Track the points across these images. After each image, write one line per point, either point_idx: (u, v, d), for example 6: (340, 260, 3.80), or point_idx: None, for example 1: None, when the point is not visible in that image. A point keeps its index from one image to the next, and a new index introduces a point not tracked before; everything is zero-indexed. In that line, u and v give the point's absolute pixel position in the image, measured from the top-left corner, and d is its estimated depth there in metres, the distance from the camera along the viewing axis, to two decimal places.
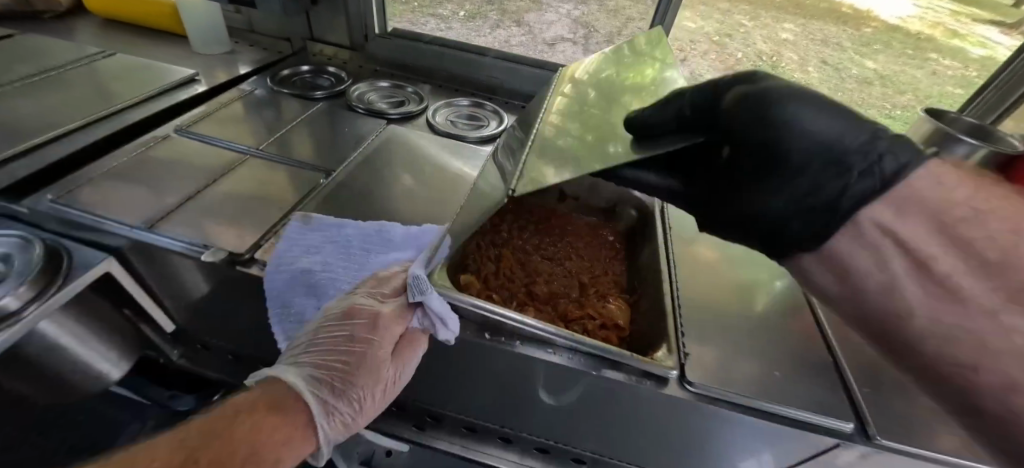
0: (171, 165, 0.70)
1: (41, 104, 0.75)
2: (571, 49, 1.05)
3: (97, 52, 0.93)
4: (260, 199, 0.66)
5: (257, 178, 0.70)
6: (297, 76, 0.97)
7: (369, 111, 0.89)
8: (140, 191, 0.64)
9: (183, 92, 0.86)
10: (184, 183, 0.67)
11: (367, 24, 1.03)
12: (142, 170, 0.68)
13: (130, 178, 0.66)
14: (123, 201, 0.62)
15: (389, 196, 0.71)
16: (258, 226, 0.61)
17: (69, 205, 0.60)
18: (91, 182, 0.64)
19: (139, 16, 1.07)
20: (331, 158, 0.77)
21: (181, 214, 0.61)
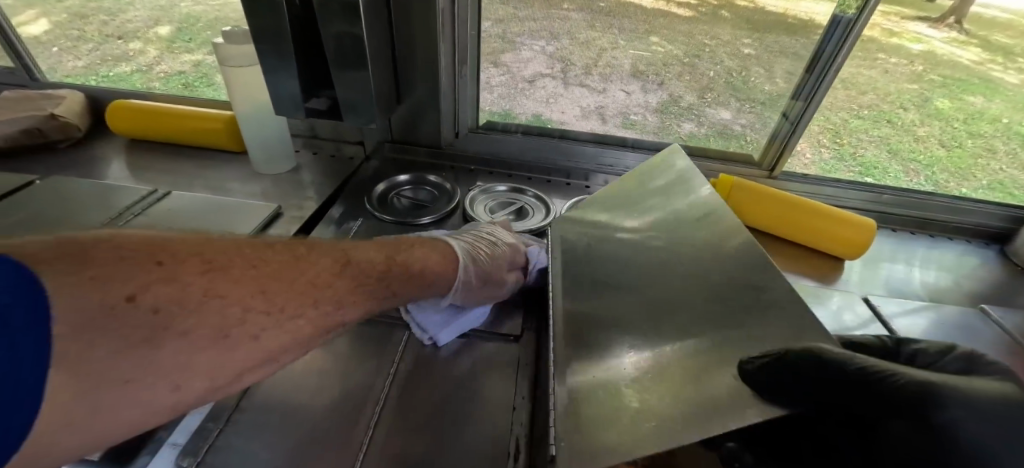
0: (321, 358, 0.52)
1: None
2: (551, 84, 0.90)
3: (152, 194, 0.76)
4: (456, 397, 0.49)
5: (434, 361, 0.53)
6: (394, 191, 0.83)
7: None
8: (299, 414, 0.46)
9: (273, 234, 0.71)
10: (349, 396, 0.48)
11: (459, 120, 0.91)
12: (287, 376, 0.50)
13: (275, 393, 0.48)
14: (290, 444, 0.43)
15: None
16: (490, 442, 0.44)
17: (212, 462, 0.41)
18: (232, 412, 0.45)
19: (178, 135, 0.90)
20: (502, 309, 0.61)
21: (382, 447, 0.43)
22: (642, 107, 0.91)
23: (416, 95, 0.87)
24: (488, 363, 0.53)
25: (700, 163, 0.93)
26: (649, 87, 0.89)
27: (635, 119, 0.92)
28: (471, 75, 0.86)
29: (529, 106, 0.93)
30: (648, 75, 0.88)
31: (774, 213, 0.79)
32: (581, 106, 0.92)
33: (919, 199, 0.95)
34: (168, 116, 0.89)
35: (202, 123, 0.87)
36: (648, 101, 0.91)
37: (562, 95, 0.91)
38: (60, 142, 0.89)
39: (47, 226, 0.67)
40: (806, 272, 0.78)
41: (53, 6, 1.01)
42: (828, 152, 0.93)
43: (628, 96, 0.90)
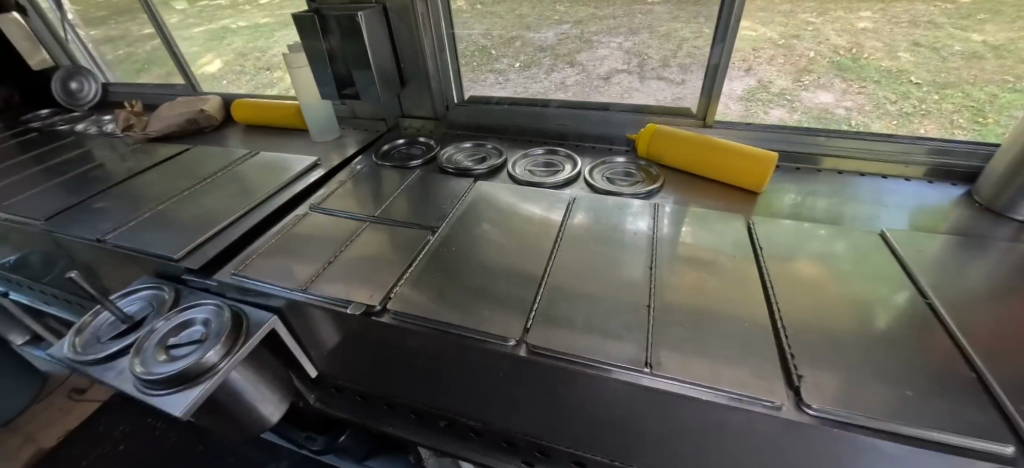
0: (314, 234, 0.85)
1: (214, 201, 0.96)
2: (627, 79, 1.10)
3: (248, 153, 1.17)
4: (381, 255, 0.78)
5: (377, 239, 0.83)
6: (394, 149, 1.14)
7: (457, 170, 1.02)
8: (294, 256, 0.79)
9: (308, 176, 1.05)
10: (322, 252, 0.80)
11: (448, 96, 1.20)
12: (293, 241, 0.84)
13: (285, 248, 0.82)
14: (285, 267, 0.77)
15: (488, 241, 0.80)
16: (387, 283, 0.72)
17: (247, 277, 0.75)
18: (260, 253, 0.81)
19: (269, 119, 1.32)
20: (434, 217, 0.89)
21: (329, 273, 0.75)
22: (727, 96, 1.08)
23: (419, 79, 1.17)
24: (406, 242, 0.81)
25: (644, 117, 1.09)
26: (736, 74, 1.04)
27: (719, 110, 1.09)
28: (452, 60, 1.16)
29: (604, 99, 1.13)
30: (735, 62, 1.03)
31: (686, 151, 0.93)
32: (574, 91, 1.15)
33: (866, 140, 0.99)
34: (264, 106, 1.32)
35: (283, 110, 1.29)
36: (734, 89, 1.06)
37: (638, 89, 1.10)
38: (206, 127, 1.37)
39: (191, 172, 1.11)
40: (710, 199, 0.90)
41: (227, 52, 1.52)
42: (966, 133, 0.94)
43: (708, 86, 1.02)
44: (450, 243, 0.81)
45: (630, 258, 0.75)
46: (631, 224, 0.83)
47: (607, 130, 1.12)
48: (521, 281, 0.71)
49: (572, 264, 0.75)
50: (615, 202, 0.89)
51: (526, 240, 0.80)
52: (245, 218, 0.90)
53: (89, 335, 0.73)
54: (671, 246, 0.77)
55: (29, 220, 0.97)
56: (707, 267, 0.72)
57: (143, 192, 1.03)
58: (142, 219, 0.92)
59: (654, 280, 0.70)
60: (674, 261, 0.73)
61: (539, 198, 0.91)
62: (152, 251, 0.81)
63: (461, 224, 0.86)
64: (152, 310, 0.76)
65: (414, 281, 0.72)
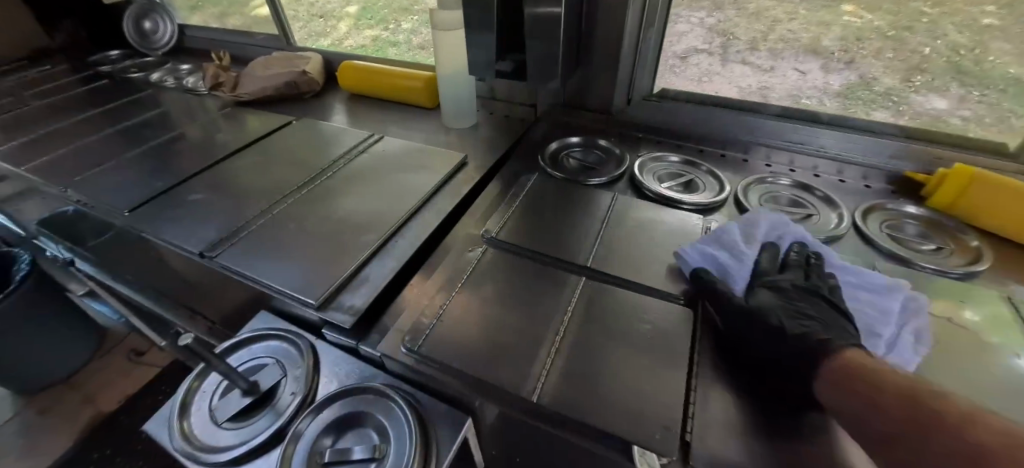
0: (509, 290, 0.58)
1: (346, 209, 0.72)
2: (706, 61, 0.91)
3: (369, 137, 0.91)
4: (629, 343, 0.51)
5: (606, 309, 0.55)
6: (564, 151, 0.86)
7: (659, 197, 0.76)
8: (493, 328, 0.53)
9: (459, 180, 0.79)
10: (534, 325, 0.53)
11: (633, 86, 0.91)
12: (483, 299, 0.57)
13: (472, 309, 0.55)
14: (488, 351, 0.50)
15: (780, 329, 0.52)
16: (666, 403, 0.44)
17: (429, 359, 0.50)
18: (440, 315, 0.55)
19: (383, 90, 1.06)
20: (671, 274, 0.60)
21: (564, 372, 0.48)
22: (818, 90, 0.85)
23: (601, 58, 0.88)
24: (656, 322, 0.53)
25: (921, 148, 0.78)
26: (831, 68, 0.83)
27: (807, 103, 0.86)
28: (652, 37, 0.85)
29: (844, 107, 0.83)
30: (830, 53, 0.82)
31: (1020, 214, 0.63)
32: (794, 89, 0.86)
33: None
34: (381, 75, 1.05)
35: (406, 80, 1.02)
36: (826, 83, 0.84)
37: (717, 73, 0.91)
38: (306, 93, 1.11)
39: (302, 158, 0.87)
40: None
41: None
42: None
43: (802, 76, 0.85)
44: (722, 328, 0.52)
45: None
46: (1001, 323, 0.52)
47: (857, 159, 0.82)
48: None
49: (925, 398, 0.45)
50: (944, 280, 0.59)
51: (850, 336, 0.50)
52: (394, 245, 0.65)
53: (199, 412, 0.52)
54: None
55: (110, 208, 0.76)
56: None
57: (247, 182, 0.79)
58: (257, 226, 0.68)
59: None
60: None
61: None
62: (280, 288, 0.58)
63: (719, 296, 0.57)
64: (279, 379, 0.54)
65: (711, 407, 0.44)
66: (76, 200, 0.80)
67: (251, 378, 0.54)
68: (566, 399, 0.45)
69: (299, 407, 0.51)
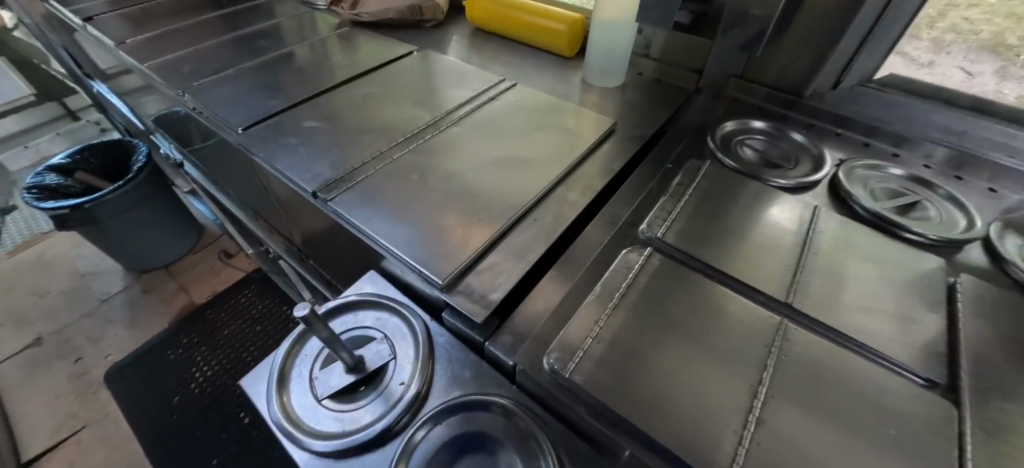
0: (682, 315, 0.44)
1: (473, 165, 0.60)
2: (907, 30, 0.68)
3: (499, 83, 0.78)
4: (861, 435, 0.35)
5: (825, 374, 0.39)
6: (738, 137, 0.68)
7: (876, 217, 0.56)
8: (666, 368, 0.39)
9: (606, 153, 0.65)
10: (721, 376, 0.39)
11: (851, 66, 0.69)
12: (646, 320, 0.43)
13: (633, 333, 0.42)
14: (657, 399, 0.37)
15: None
16: None
17: (578, 389, 0.38)
18: (591, 332, 0.42)
19: (512, 27, 0.91)
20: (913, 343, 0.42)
21: (768, 458, 0.34)
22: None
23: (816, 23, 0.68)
24: (904, 414, 0.37)
25: None
26: None
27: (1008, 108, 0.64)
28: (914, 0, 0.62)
29: None
30: None
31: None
32: None
33: None
34: (513, 7, 0.89)
35: (543, 19, 0.86)
36: None
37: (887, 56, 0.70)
38: (427, 21, 0.99)
39: (422, 97, 0.75)
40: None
41: None
42: None
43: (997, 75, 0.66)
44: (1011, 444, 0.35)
45: None
46: None
47: None
48: None
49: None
50: None
51: None
52: (529, 225, 0.53)
53: (297, 381, 0.45)
54: None
55: (223, 123, 0.70)
56: None
57: (364, 116, 0.70)
58: (376, 169, 0.59)
59: None
60: None
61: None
62: (398, 254, 0.49)
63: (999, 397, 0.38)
64: (387, 361, 0.46)
65: None
66: (193, 109, 0.75)
67: (356, 353, 0.46)
68: None
69: (411, 404, 0.42)
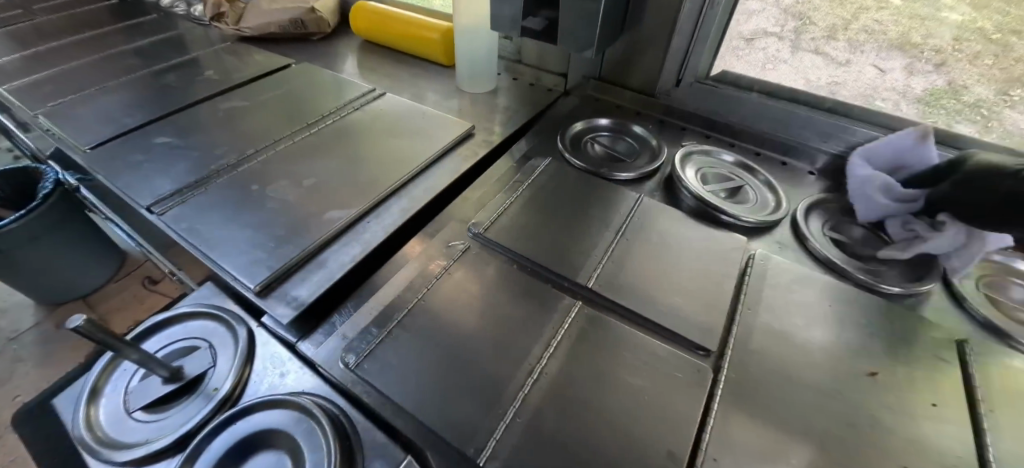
0: (484, 299, 0.47)
1: (319, 172, 0.61)
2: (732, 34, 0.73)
3: (369, 92, 0.80)
4: (624, 399, 0.39)
5: (602, 346, 0.43)
6: (589, 136, 0.73)
7: (699, 202, 0.61)
8: (452, 348, 0.42)
9: (459, 155, 0.67)
10: (505, 356, 0.42)
11: (687, 64, 0.74)
12: (449, 308, 0.46)
13: (433, 321, 0.45)
14: (436, 379, 0.40)
15: (823, 403, 0.39)
16: None
17: (372, 381, 0.40)
18: (394, 325, 0.44)
19: (394, 39, 0.94)
20: (694, 316, 0.46)
21: (528, 428, 0.36)
22: (897, 94, 0.66)
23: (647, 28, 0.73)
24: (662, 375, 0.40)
25: None
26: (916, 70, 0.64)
27: (881, 106, 0.67)
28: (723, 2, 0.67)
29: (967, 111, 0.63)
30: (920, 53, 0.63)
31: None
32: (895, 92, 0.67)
33: None
34: (392, 20, 0.92)
35: (416, 30, 0.89)
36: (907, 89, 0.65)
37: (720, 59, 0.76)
38: (315, 34, 1.00)
39: (289, 110, 0.76)
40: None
41: None
42: None
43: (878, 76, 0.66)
44: (750, 393, 0.40)
45: None
46: None
47: None
48: None
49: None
50: None
51: (914, 432, 0.37)
52: (362, 228, 0.54)
53: (112, 395, 0.45)
54: None
55: (69, 143, 0.67)
56: None
57: (221, 131, 0.69)
58: (218, 180, 0.59)
59: None
60: None
61: (907, 334, 0.45)
62: (217, 261, 0.49)
63: (756, 358, 0.43)
64: (207, 368, 0.46)
65: None
66: (43, 130, 0.72)
67: (176, 363, 0.46)
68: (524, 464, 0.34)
69: (216, 407, 0.42)
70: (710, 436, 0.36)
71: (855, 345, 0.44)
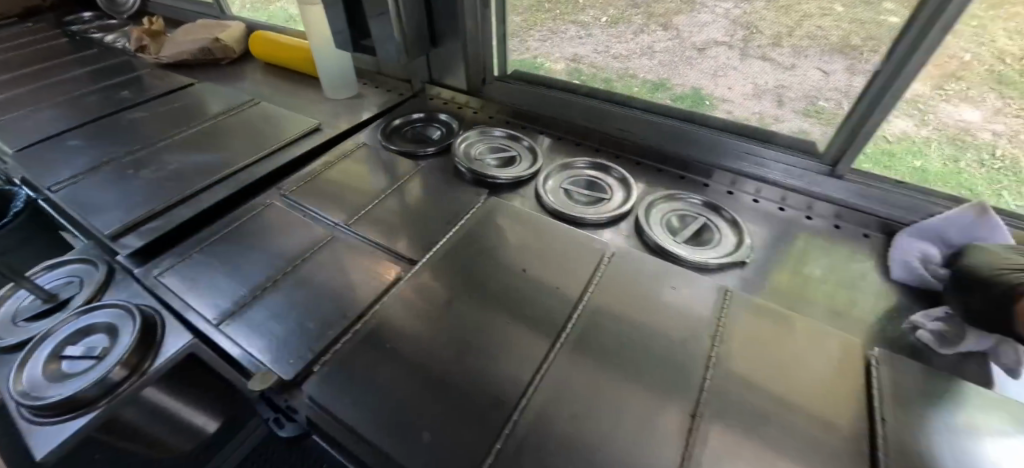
0: (265, 233, 0.67)
1: (185, 162, 0.81)
2: (524, 42, 0.92)
3: (250, 103, 1.00)
4: (330, 287, 0.57)
5: (333, 256, 0.63)
6: (407, 125, 0.92)
7: (474, 172, 0.76)
8: (229, 262, 0.63)
9: (298, 146, 0.86)
10: (262, 263, 0.62)
11: (486, 66, 0.94)
12: (240, 238, 0.66)
13: (224, 248, 0.65)
14: (209, 280, 0.60)
15: (467, 285, 0.57)
16: (321, 333, 0.52)
17: (173, 289, 0.60)
18: (195, 252, 0.65)
19: (284, 60, 1.15)
20: (420, 241, 0.65)
21: (255, 305, 0.56)
22: (841, 93, 0.68)
23: (453, 41, 0.92)
24: (364, 273, 0.60)
25: (744, 146, 0.77)
26: (859, 69, 0.65)
27: (824, 106, 0.70)
28: (496, 21, 0.89)
29: (692, 78, 0.80)
30: (861, 53, 0.64)
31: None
32: (641, 81, 0.85)
33: None
34: (281, 46, 1.13)
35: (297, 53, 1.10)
36: (849, 86, 0.67)
37: (522, 62, 0.94)
38: (223, 60, 1.20)
39: (181, 117, 0.96)
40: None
41: None
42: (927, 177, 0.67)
43: (823, 77, 0.68)
44: (421, 279, 0.58)
45: (676, 364, 0.48)
46: (683, 302, 0.55)
47: (708, 158, 0.81)
48: (502, 365, 0.48)
49: (587, 323, 0.52)
50: (668, 268, 0.60)
51: (519, 297, 0.55)
52: (202, 197, 0.73)
53: (8, 306, 0.64)
54: (742, 359, 0.48)
55: (3, 147, 0.88)
56: (799, 411, 0.44)
57: (121, 136, 0.89)
58: (106, 169, 0.79)
59: (707, 414, 0.43)
60: (748, 378, 0.47)
61: (559, 242, 0.64)
62: (89, 221, 0.68)
63: (446, 258, 0.61)
64: (77, 293, 0.64)
65: (353, 341, 0.50)
66: None
67: (55, 290, 0.64)
68: (242, 324, 0.54)
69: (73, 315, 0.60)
70: (377, 306, 0.55)
71: (519, 252, 0.62)
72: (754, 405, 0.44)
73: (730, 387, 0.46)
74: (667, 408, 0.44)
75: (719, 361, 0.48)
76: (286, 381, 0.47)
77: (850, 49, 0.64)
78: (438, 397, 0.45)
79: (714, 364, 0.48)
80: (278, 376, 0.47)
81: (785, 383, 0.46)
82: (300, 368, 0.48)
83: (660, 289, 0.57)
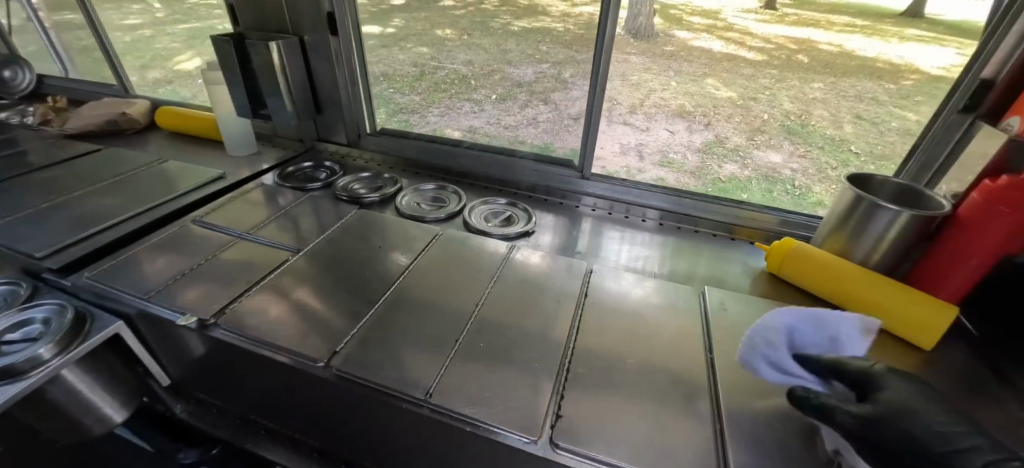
0: (181, 245, 0.91)
1: (101, 205, 1.00)
2: (391, 107, 1.30)
3: (157, 161, 1.21)
4: (237, 271, 0.84)
5: (237, 253, 0.89)
6: (299, 171, 1.22)
7: (350, 196, 1.08)
8: (153, 265, 0.85)
9: (206, 189, 1.10)
10: (180, 262, 0.86)
11: (360, 125, 1.29)
12: (162, 250, 0.89)
13: (147, 257, 0.87)
14: (137, 276, 0.82)
15: (337, 261, 0.87)
16: (229, 294, 0.78)
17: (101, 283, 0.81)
18: (120, 261, 0.86)
19: (187, 128, 1.37)
20: (304, 239, 0.94)
21: (177, 285, 0.80)
22: (685, 147, 1.15)
23: (334, 107, 1.26)
24: (263, 259, 0.87)
25: (536, 165, 1.19)
26: (695, 128, 1.15)
27: (673, 158, 1.16)
28: (364, 91, 1.24)
29: (502, 122, 1.24)
30: (694, 116, 1.13)
31: (820, 275, 0.85)
32: (472, 129, 1.26)
33: (709, 203, 1.09)
34: (185, 117, 1.36)
35: (201, 121, 1.34)
36: (692, 142, 1.15)
37: (391, 120, 1.31)
38: (127, 130, 1.39)
39: (92, 175, 1.14)
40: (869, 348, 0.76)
41: (123, 57, 1.53)
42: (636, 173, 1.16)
43: (672, 135, 1.16)
44: (305, 260, 0.87)
45: (467, 285, 0.83)
46: (478, 254, 0.91)
47: (513, 175, 1.22)
48: (358, 297, 0.79)
49: (418, 272, 0.85)
50: (472, 237, 0.97)
51: (373, 263, 0.87)
52: (121, 226, 0.93)
53: None
54: (505, 279, 0.85)
55: None
56: (531, 299, 0.80)
57: (33, 191, 1.05)
58: (25, 215, 0.96)
59: (476, 305, 0.78)
60: (507, 287, 0.83)
61: (403, 231, 0.97)
62: (16, 248, 0.85)
63: (323, 246, 0.91)
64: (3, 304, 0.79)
65: (257, 295, 0.78)
66: None
67: None
68: (168, 297, 0.77)
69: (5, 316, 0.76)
70: (274, 275, 0.83)
71: (376, 239, 0.95)
72: (506, 299, 0.80)
73: (495, 292, 0.81)
74: (457, 305, 0.78)
75: (494, 282, 0.84)
76: (205, 323, 0.73)
77: (688, 113, 1.13)
78: (313, 316, 0.74)
79: (490, 283, 0.83)
80: (199, 319, 0.73)
81: (527, 288, 0.83)
82: (216, 312, 0.74)
83: (467, 250, 0.92)
